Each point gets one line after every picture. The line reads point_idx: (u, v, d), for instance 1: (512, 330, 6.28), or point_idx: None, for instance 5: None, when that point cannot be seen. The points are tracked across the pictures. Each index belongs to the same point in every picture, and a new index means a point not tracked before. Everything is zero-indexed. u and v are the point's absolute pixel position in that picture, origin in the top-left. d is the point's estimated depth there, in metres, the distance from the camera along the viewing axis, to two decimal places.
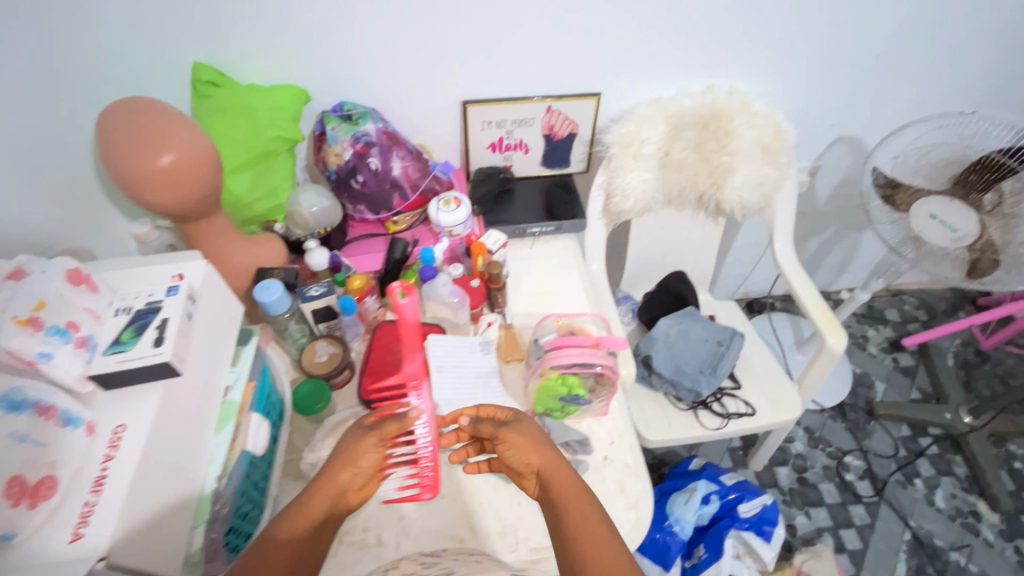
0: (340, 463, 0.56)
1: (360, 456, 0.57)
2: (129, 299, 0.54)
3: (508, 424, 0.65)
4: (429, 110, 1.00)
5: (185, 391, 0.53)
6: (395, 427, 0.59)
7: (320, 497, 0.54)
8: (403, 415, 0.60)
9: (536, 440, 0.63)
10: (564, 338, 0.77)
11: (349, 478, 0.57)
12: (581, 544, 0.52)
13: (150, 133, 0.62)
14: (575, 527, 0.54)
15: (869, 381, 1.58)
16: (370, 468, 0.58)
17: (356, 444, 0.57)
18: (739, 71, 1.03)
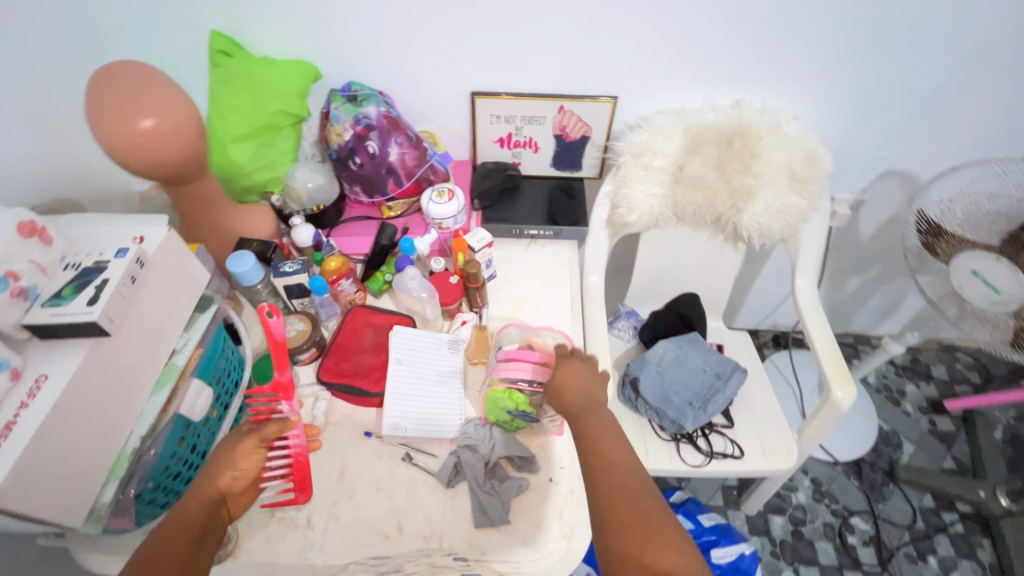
0: (219, 467, 0.60)
1: (239, 458, 0.61)
2: (81, 256, 0.57)
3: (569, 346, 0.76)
4: (438, 99, 0.98)
5: (115, 351, 0.55)
6: (275, 427, 0.63)
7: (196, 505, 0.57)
8: (283, 417, 0.64)
9: (583, 384, 0.70)
10: (519, 350, 0.78)
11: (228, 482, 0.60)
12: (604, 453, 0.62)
13: (132, 98, 0.64)
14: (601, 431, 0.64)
15: (896, 441, 1.44)
16: (247, 471, 0.61)
17: (235, 446, 0.61)
18: (775, 87, 0.95)
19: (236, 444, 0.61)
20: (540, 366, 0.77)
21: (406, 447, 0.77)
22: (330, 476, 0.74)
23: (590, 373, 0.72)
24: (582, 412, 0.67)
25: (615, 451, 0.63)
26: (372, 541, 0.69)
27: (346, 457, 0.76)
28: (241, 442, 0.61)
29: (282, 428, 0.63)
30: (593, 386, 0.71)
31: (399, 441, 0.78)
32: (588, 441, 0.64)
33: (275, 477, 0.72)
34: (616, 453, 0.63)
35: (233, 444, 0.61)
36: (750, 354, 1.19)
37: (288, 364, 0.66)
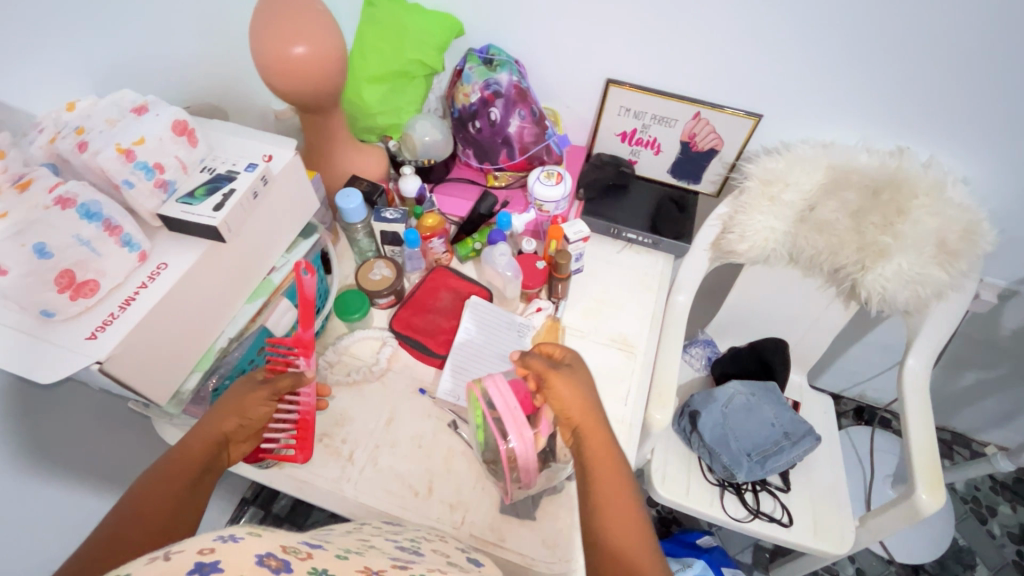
0: (228, 411, 0.61)
1: (247, 407, 0.62)
2: (217, 162, 0.60)
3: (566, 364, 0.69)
4: (571, 78, 0.95)
5: (227, 254, 0.59)
6: (288, 379, 0.65)
7: (199, 444, 0.58)
8: (298, 371, 0.66)
9: (594, 418, 0.66)
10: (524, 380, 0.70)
11: (233, 428, 0.62)
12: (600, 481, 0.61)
13: (292, 23, 0.67)
14: (596, 462, 0.63)
15: (969, 561, 1.28)
16: (256, 420, 0.63)
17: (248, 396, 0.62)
18: (950, 140, 0.84)
19: (247, 393, 0.62)
20: (513, 416, 0.65)
21: (453, 415, 0.78)
22: (379, 421, 0.78)
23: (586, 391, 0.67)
24: (588, 441, 0.65)
25: (627, 506, 0.60)
26: (402, 494, 0.72)
27: (397, 406, 0.79)
28: (252, 391, 0.63)
29: (293, 382, 0.64)
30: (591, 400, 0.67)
31: (448, 407, 0.79)
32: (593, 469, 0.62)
33: (278, 432, 0.73)
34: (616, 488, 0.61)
35: (244, 392, 0.63)
36: (828, 421, 1.10)
37: (310, 324, 0.68)
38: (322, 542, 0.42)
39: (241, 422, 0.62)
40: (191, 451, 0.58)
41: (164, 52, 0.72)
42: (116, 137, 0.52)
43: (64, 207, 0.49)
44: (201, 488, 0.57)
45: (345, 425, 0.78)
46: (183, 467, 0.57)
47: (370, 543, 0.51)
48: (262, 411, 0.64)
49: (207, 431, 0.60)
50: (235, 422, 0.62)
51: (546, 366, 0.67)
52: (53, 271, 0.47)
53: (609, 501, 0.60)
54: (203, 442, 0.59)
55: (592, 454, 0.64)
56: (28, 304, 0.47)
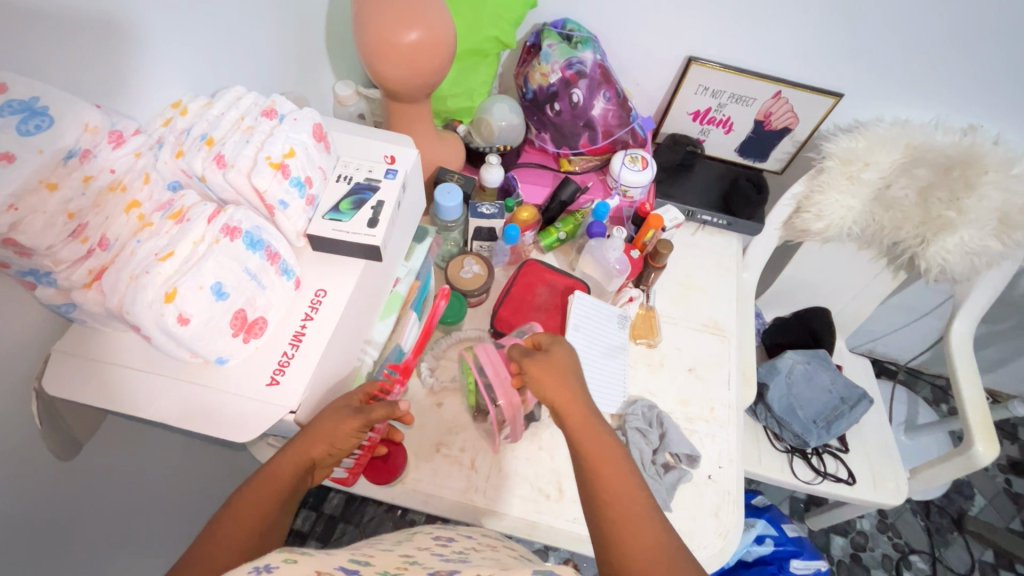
0: (316, 439, 0.49)
1: (340, 437, 0.50)
2: (351, 169, 0.54)
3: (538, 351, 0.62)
4: (649, 55, 0.91)
5: (375, 275, 0.54)
6: (384, 411, 0.53)
7: (284, 468, 0.48)
8: (394, 403, 0.53)
9: (572, 394, 0.58)
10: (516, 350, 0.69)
11: (322, 455, 0.50)
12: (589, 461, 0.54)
13: (404, 5, 0.60)
14: (581, 444, 0.55)
15: (969, 492, 1.44)
16: (345, 449, 0.51)
17: (339, 422, 0.49)
18: (1019, 117, 0.87)
19: (339, 422, 0.49)
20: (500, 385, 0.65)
21: None
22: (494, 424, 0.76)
23: (564, 368, 0.60)
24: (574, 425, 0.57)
25: (625, 484, 0.51)
26: (534, 498, 0.71)
27: None
28: (343, 419, 0.50)
29: (389, 413, 0.52)
30: (569, 375, 0.60)
31: None
32: (579, 451, 0.55)
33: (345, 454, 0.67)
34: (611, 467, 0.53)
35: (336, 420, 0.49)
36: (870, 382, 1.18)
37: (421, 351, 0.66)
38: (359, 567, 0.39)
39: (331, 451, 0.50)
40: (279, 474, 0.48)
41: (245, 35, 0.63)
42: (264, 149, 0.45)
43: (232, 237, 0.42)
44: (283, 518, 0.48)
45: (460, 433, 0.75)
46: (265, 492, 0.47)
47: (415, 558, 0.44)
48: (352, 441, 0.51)
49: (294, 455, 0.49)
50: (323, 449, 0.49)
51: (522, 353, 0.62)
52: (229, 313, 0.41)
53: (604, 487, 0.52)
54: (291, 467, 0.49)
55: (574, 436, 0.56)
56: (205, 353, 0.41)
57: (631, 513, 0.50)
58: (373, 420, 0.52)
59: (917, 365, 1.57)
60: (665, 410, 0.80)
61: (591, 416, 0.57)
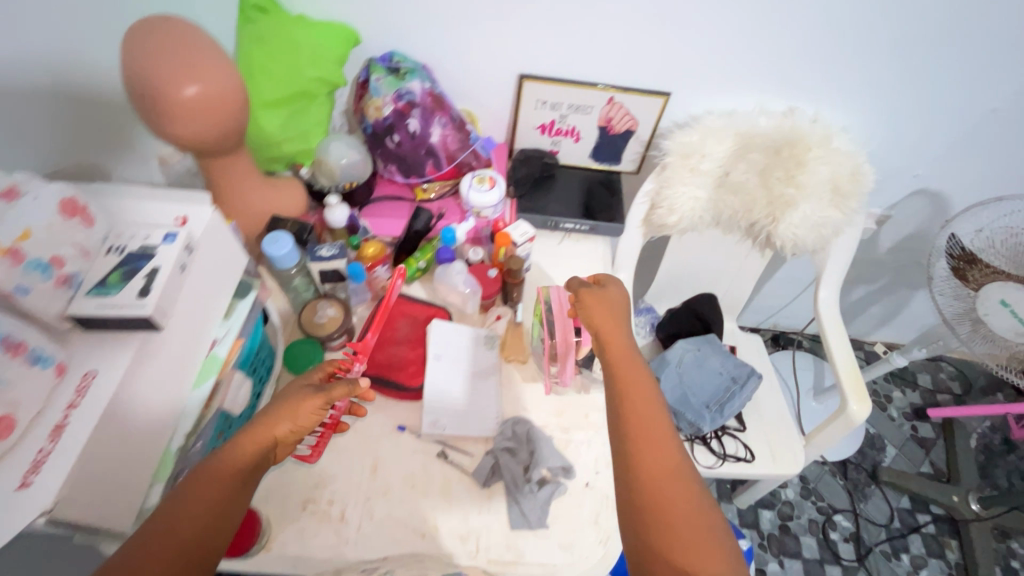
0: (280, 414, 0.57)
1: (301, 414, 0.58)
2: (124, 239, 0.51)
3: (588, 288, 0.73)
4: (483, 77, 0.92)
5: (165, 345, 0.51)
6: (344, 389, 0.60)
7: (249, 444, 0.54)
8: (352, 380, 0.61)
9: (615, 324, 0.69)
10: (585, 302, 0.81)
11: (284, 434, 0.57)
12: (620, 370, 0.64)
13: (175, 60, 0.58)
14: (616, 357, 0.65)
15: (880, 444, 1.51)
16: (307, 428, 0.59)
17: (299, 403, 0.58)
18: (830, 96, 0.94)
19: (302, 398, 0.58)
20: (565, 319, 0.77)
21: (441, 444, 0.76)
22: (363, 470, 0.73)
23: (614, 306, 0.71)
24: (613, 347, 0.67)
25: (646, 396, 0.61)
26: (408, 539, 0.69)
27: (381, 451, 0.75)
28: (305, 401, 0.58)
29: (349, 391, 0.60)
30: (617, 312, 0.71)
31: (435, 438, 0.76)
32: (614, 366, 0.64)
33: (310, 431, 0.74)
34: (640, 386, 0.62)
35: (299, 399, 0.58)
36: (762, 358, 1.22)
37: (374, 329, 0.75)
38: None
39: (294, 429, 0.58)
40: (242, 451, 0.54)
41: None
42: None
43: None
44: (246, 491, 0.53)
45: (328, 484, 0.72)
46: (229, 469, 0.52)
47: None
48: (314, 419, 0.59)
49: (260, 432, 0.55)
50: (286, 428, 0.57)
51: (580, 284, 0.74)
52: None
53: (628, 394, 0.61)
54: (254, 444, 0.55)
55: (611, 355, 0.66)
56: None
57: (643, 410, 0.60)
58: (333, 399, 0.60)
59: (817, 331, 1.64)
60: (540, 424, 0.79)
61: (632, 355, 0.66)
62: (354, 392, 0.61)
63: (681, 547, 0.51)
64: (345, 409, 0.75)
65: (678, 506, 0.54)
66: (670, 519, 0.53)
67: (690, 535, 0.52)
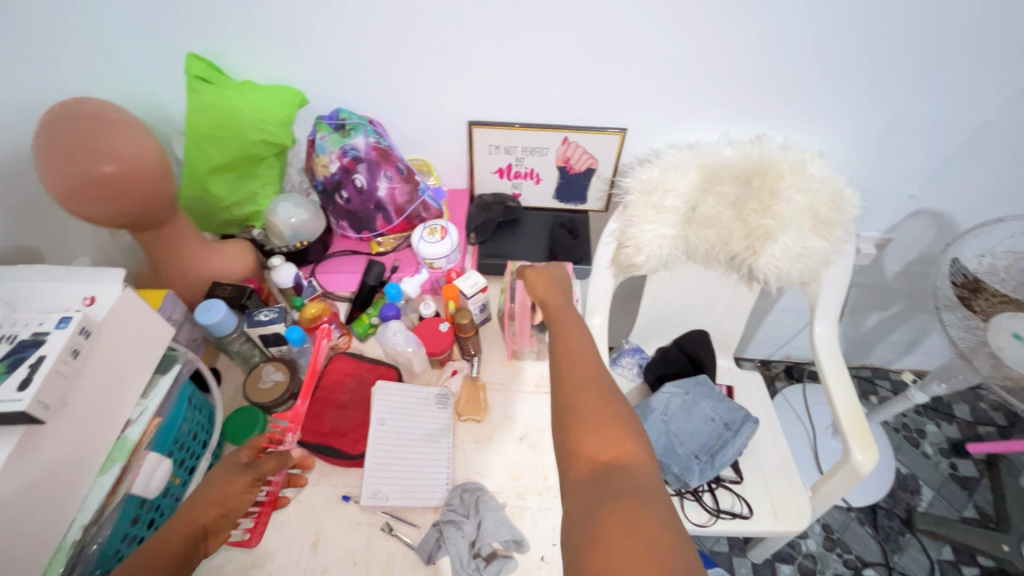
0: (210, 500, 0.57)
1: (230, 496, 0.58)
2: (18, 326, 0.50)
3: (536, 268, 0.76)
4: (433, 127, 0.91)
5: (52, 436, 0.49)
6: (272, 463, 0.63)
7: (174, 538, 0.54)
8: (283, 452, 0.65)
9: (556, 290, 0.72)
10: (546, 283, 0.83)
11: (214, 518, 0.57)
12: (559, 320, 0.66)
13: (86, 142, 0.59)
14: (556, 312, 0.68)
15: (914, 486, 1.37)
16: (237, 509, 0.59)
17: (228, 483, 0.58)
18: (801, 119, 0.88)
19: (233, 478, 0.59)
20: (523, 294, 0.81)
21: (387, 516, 0.71)
22: (303, 546, 0.69)
23: (557, 279, 0.74)
24: (555, 308, 0.69)
25: (578, 335, 0.63)
26: None
27: (322, 524, 0.71)
28: (234, 480, 0.59)
29: (280, 462, 0.63)
30: (561, 284, 0.74)
31: (380, 509, 0.72)
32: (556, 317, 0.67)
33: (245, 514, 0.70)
34: (575, 332, 0.63)
35: (228, 477, 0.59)
36: (761, 399, 1.13)
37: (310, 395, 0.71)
38: None
39: (223, 512, 0.58)
40: (166, 551, 0.53)
41: None
42: None
43: None
44: None
45: (264, 564, 0.67)
46: (152, 566, 0.51)
47: None
48: (245, 496, 0.60)
49: (186, 520, 0.55)
50: (216, 512, 0.57)
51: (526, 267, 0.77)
52: None
53: (565, 334, 0.63)
54: (179, 531, 0.55)
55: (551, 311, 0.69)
56: None
57: (573, 341, 0.62)
58: (263, 473, 0.62)
59: None
60: (493, 490, 0.74)
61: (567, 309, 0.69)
62: (285, 463, 0.65)
63: (584, 426, 0.52)
64: (283, 482, 0.72)
65: (597, 411, 0.53)
66: (589, 417, 0.52)
67: (594, 415, 0.52)
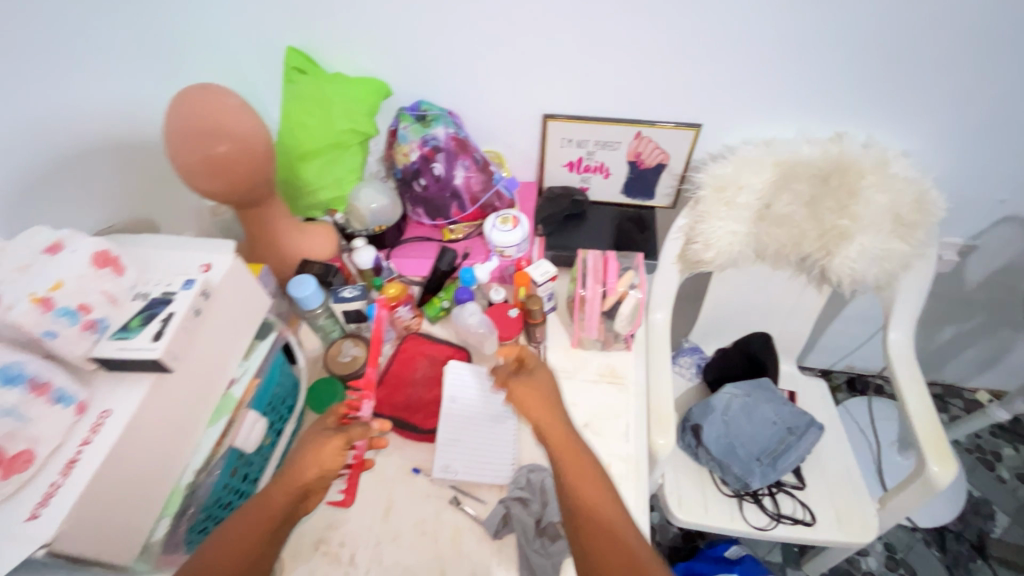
0: (307, 461, 0.60)
1: (325, 458, 0.60)
2: (150, 286, 0.56)
3: (520, 375, 0.67)
4: (508, 119, 0.94)
5: (175, 385, 0.54)
6: (360, 430, 0.62)
7: (278, 495, 0.58)
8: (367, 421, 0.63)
9: (551, 406, 0.65)
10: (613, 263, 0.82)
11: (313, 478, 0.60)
12: (563, 458, 0.62)
13: (206, 122, 0.64)
14: (555, 444, 0.63)
15: (988, 511, 1.29)
16: (334, 469, 0.62)
17: (322, 448, 0.61)
18: (886, 118, 0.85)
19: (325, 444, 0.61)
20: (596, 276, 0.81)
21: (454, 490, 0.74)
22: (376, 513, 0.72)
23: (547, 390, 0.66)
24: (551, 434, 0.63)
25: (588, 470, 0.60)
26: None
27: (394, 493, 0.74)
28: (328, 444, 0.61)
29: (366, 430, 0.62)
30: (551, 390, 0.67)
31: (448, 482, 0.75)
32: (559, 455, 0.62)
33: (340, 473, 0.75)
34: (582, 470, 0.60)
35: (322, 442, 0.61)
36: (826, 406, 1.10)
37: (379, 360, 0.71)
38: None
39: (322, 474, 0.61)
40: (272, 504, 0.57)
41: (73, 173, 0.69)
42: (31, 286, 0.47)
43: None
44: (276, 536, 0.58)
45: (341, 526, 0.71)
46: (262, 519, 0.56)
47: None
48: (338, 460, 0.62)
49: (290, 480, 0.59)
50: (314, 474, 0.60)
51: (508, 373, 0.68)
52: None
53: (569, 469, 0.61)
54: (285, 491, 0.59)
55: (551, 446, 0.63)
56: None
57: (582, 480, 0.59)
58: (353, 438, 0.62)
59: None
60: None
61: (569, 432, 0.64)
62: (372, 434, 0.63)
63: None
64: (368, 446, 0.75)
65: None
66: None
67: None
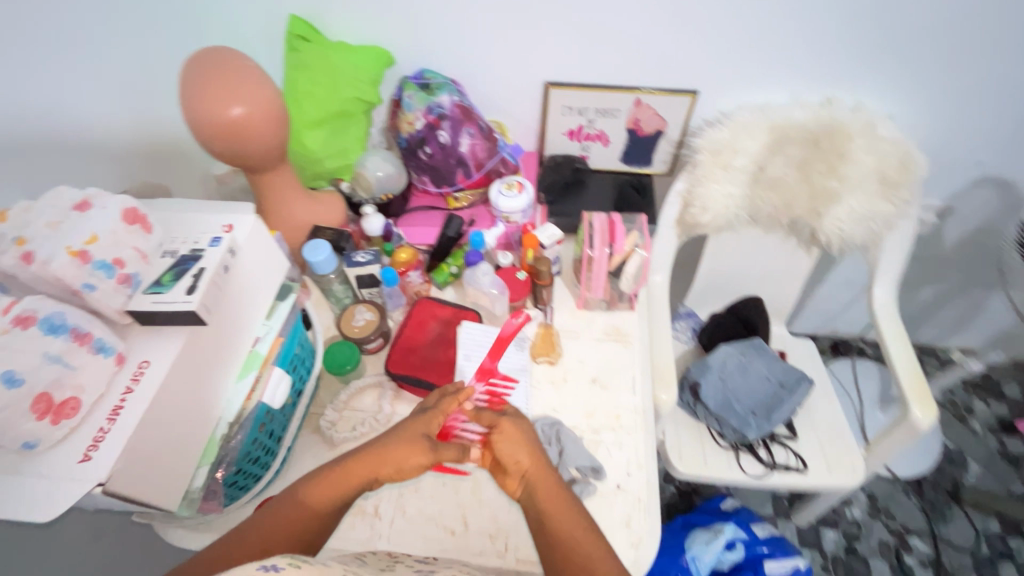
0: (386, 457, 0.58)
1: (407, 459, 0.58)
2: (178, 244, 0.57)
3: (509, 415, 0.63)
4: (510, 88, 0.95)
5: (206, 338, 0.56)
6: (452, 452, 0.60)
7: (356, 470, 0.57)
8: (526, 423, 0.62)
9: (539, 459, 0.60)
10: (618, 222, 0.85)
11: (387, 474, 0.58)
12: (545, 506, 0.58)
13: (220, 84, 0.65)
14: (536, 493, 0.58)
15: (961, 460, 1.37)
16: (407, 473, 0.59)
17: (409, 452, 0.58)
18: (872, 83, 0.89)
19: (411, 450, 0.58)
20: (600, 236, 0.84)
21: None
22: None
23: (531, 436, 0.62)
24: (531, 481, 0.59)
25: (571, 518, 0.57)
26: (439, 536, 0.69)
27: None
28: (417, 450, 0.58)
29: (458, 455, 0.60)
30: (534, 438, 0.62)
31: None
32: (542, 509, 0.58)
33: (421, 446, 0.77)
34: (569, 520, 0.56)
35: (409, 445, 0.58)
36: (815, 364, 1.15)
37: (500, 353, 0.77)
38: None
39: (394, 472, 0.58)
40: (347, 480, 0.56)
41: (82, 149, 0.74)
42: (65, 240, 0.48)
43: (25, 326, 0.44)
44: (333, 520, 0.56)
45: None
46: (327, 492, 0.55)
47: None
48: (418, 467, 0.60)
49: (368, 467, 0.57)
50: (389, 471, 0.58)
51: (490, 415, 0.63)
52: (27, 398, 0.43)
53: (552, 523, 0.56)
54: (361, 476, 0.57)
55: (539, 499, 0.58)
56: (8, 441, 0.43)
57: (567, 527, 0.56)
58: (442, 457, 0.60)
59: None
60: (569, 425, 0.79)
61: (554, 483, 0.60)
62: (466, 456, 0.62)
63: None
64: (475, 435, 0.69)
65: None
66: None
67: None
